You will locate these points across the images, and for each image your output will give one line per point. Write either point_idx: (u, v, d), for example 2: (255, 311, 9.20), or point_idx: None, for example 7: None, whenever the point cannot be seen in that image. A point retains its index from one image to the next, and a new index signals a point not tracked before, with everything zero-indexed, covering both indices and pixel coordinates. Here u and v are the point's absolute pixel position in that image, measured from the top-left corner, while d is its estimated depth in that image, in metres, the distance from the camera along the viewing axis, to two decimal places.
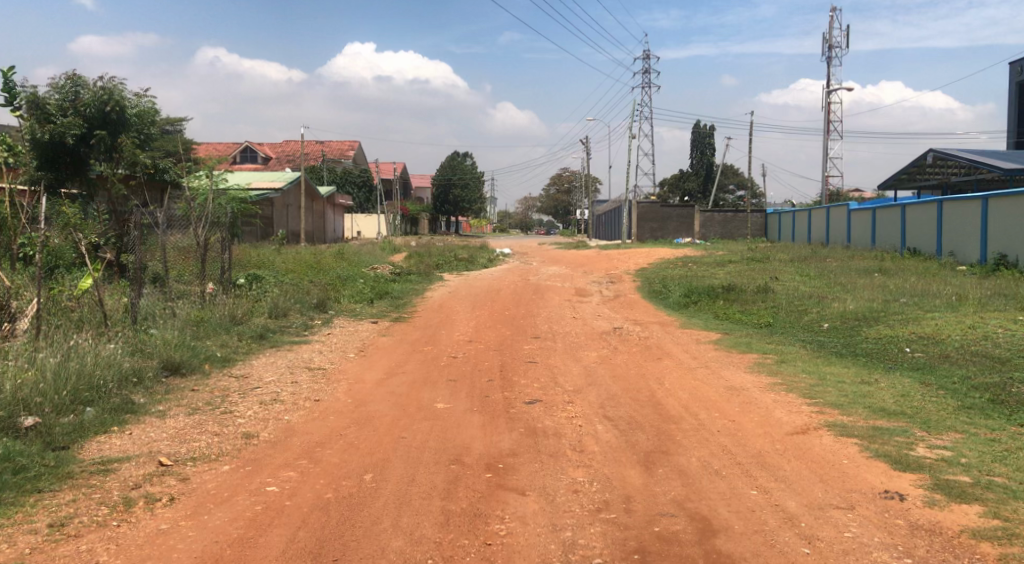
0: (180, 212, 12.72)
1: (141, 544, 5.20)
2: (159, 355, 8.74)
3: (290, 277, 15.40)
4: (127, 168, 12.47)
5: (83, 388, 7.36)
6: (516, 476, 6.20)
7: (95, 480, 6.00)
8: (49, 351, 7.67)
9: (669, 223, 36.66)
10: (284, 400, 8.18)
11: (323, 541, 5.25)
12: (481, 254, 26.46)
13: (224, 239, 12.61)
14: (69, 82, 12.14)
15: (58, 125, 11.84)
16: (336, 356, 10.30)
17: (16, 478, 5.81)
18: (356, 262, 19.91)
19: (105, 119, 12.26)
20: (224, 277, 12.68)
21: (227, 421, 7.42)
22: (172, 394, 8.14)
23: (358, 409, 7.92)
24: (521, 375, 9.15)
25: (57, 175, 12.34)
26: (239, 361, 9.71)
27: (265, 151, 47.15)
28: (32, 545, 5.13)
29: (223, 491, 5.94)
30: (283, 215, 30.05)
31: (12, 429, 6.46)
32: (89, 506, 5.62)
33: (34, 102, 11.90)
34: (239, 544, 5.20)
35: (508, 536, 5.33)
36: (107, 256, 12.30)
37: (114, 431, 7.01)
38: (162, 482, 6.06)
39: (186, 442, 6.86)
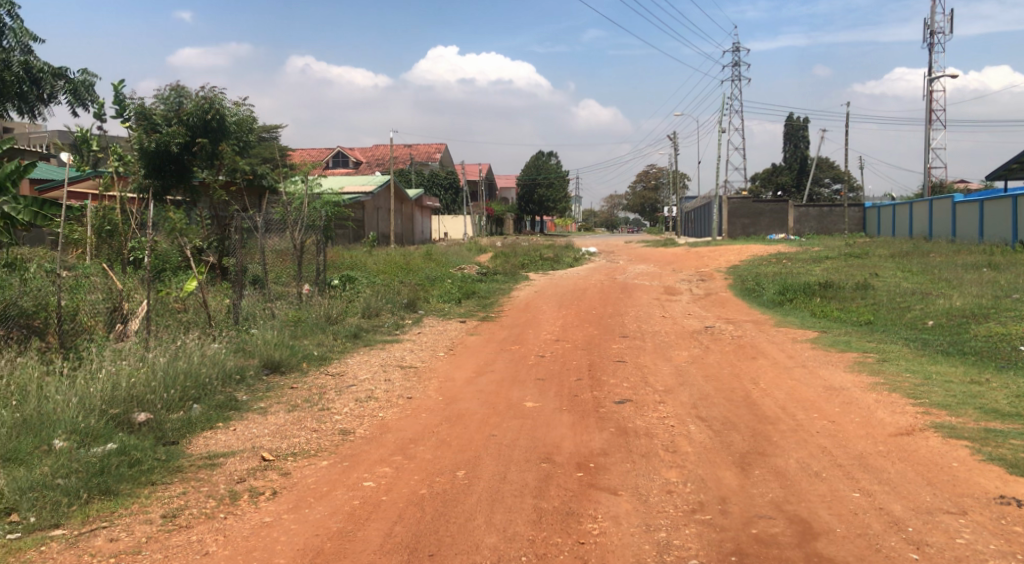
0: (278, 215, 13.16)
1: (248, 535, 5.38)
2: (260, 354, 9.09)
3: (380, 277, 15.75)
4: (228, 175, 13.03)
5: (191, 386, 7.71)
6: (608, 475, 6.18)
7: (203, 474, 6.25)
8: (159, 352, 8.06)
9: (762, 219, 35.80)
10: (378, 397, 8.36)
11: (419, 536, 5.34)
12: (566, 253, 26.29)
13: (319, 242, 12.98)
14: (173, 93, 12.71)
15: (164, 135, 12.40)
16: (426, 355, 10.46)
17: (131, 471, 6.09)
18: (444, 263, 20.23)
19: (207, 128, 12.76)
20: (319, 280, 13.05)
21: (325, 418, 7.63)
22: (272, 391, 8.44)
23: (449, 407, 8.04)
24: (610, 375, 9.09)
25: (164, 182, 12.93)
26: (335, 359, 9.96)
27: (355, 155, 48.33)
28: (148, 535, 5.35)
29: (322, 486, 6.11)
30: (374, 218, 30.75)
31: (127, 424, 6.81)
32: (199, 498, 5.86)
33: (142, 113, 12.52)
34: (339, 538, 5.33)
35: (601, 536, 5.30)
36: (210, 259, 12.82)
37: (220, 427, 7.31)
38: (264, 477, 6.27)
39: (287, 438, 7.09)
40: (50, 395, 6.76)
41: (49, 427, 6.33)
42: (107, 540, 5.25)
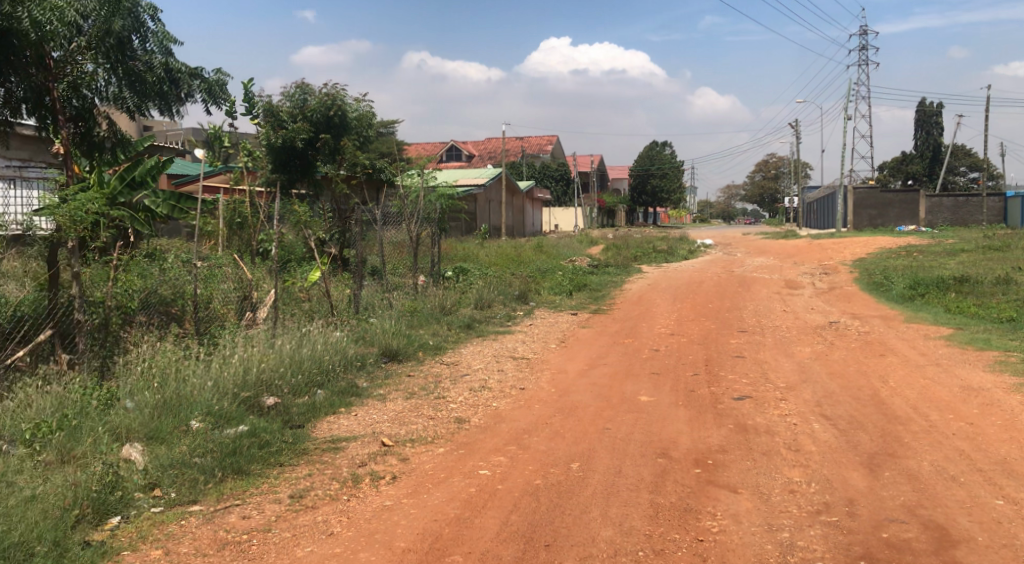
0: (396, 208, 13.47)
1: (370, 517, 5.53)
2: (379, 342, 9.35)
3: (493, 269, 15.91)
4: (349, 169, 13.43)
5: (315, 372, 8.01)
6: (727, 473, 6.04)
7: (326, 457, 6.47)
8: (286, 338, 8.41)
9: (890, 210, 33.99)
10: (492, 387, 8.46)
11: (536, 526, 5.36)
12: (681, 245, 25.85)
13: (434, 234, 13.20)
14: (297, 90, 13.11)
15: (290, 131, 12.89)
16: (538, 346, 10.50)
17: (260, 453, 6.36)
18: (555, 255, 20.26)
19: (330, 124, 13.17)
20: (434, 271, 13.28)
21: (441, 406, 7.77)
22: (391, 379, 8.66)
23: (563, 398, 8.04)
24: (728, 370, 8.88)
25: (289, 176, 13.47)
26: (450, 349, 10.12)
27: (468, 149, 48.99)
28: (278, 513, 5.56)
29: (439, 472, 6.22)
30: (486, 210, 31.07)
31: (257, 407, 7.14)
32: (323, 480, 6.07)
33: (269, 110, 13.07)
34: (457, 524, 5.41)
35: (721, 534, 5.19)
36: (331, 251, 13.26)
37: (342, 412, 7.56)
38: (384, 462, 6.44)
39: (405, 424, 7.26)
40: (188, 377, 7.12)
41: (187, 408, 6.68)
42: (241, 517, 5.47)
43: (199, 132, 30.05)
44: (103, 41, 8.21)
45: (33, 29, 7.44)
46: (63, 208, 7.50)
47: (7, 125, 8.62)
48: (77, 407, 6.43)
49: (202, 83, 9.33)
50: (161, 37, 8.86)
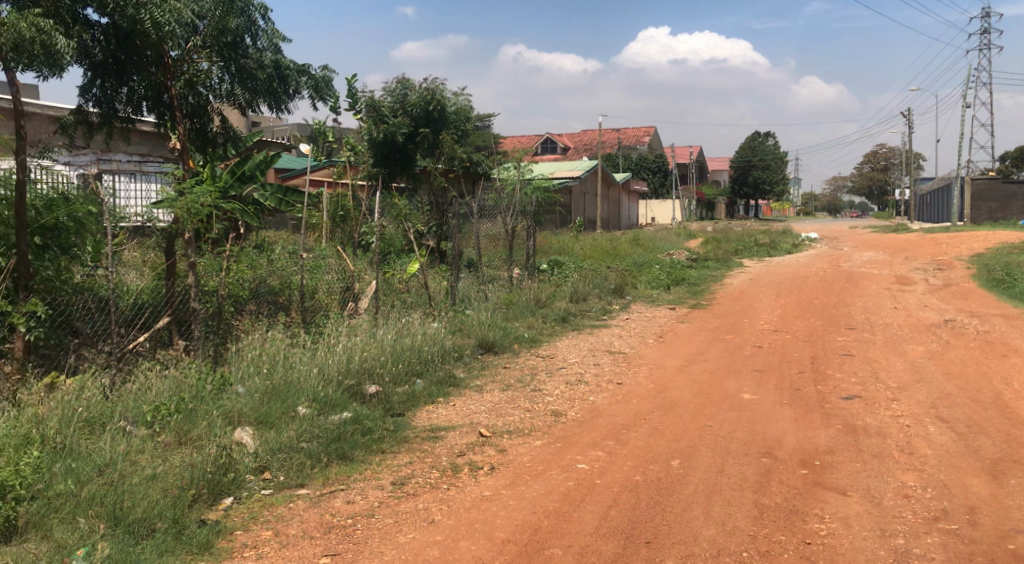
0: (493, 201, 13.53)
1: (470, 507, 5.58)
2: (475, 333, 9.44)
3: (588, 262, 15.82)
4: (447, 163, 13.54)
5: (414, 361, 8.15)
6: (836, 474, 5.84)
7: (427, 445, 6.57)
8: (386, 328, 8.58)
9: (1014, 202, 32.56)
10: (588, 381, 8.41)
11: (636, 522, 5.30)
12: (784, 239, 25.11)
13: (530, 227, 13.21)
14: (398, 86, 13.29)
15: (390, 125, 13.16)
16: (635, 341, 10.38)
17: (364, 439, 6.52)
18: (652, 248, 20.00)
19: (429, 118, 13.36)
20: (530, 264, 13.29)
21: (537, 399, 7.78)
22: (487, 370, 8.74)
23: (661, 394, 7.93)
24: (835, 369, 8.58)
25: (389, 170, 13.75)
26: (545, 342, 10.13)
27: (564, 141, 48.92)
28: (380, 500, 5.67)
29: (537, 464, 6.23)
30: (581, 203, 30.94)
31: (360, 395, 7.32)
32: (424, 468, 6.17)
33: (372, 106, 13.41)
34: (556, 517, 5.40)
35: (830, 537, 5.02)
36: (429, 243, 13.44)
37: (441, 402, 7.66)
38: (483, 452, 6.49)
39: (502, 416, 7.29)
40: (295, 364, 7.36)
41: (294, 394, 6.90)
42: (345, 502, 5.61)
43: (303, 127, 31.00)
44: (218, 39, 8.49)
45: (154, 30, 7.71)
46: (180, 200, 7.82)
47: (128, 121, 9.01)
48: (193, 391, 6.72)
49: (309, 80, 9.58)
50: (271, 34, 9.14)
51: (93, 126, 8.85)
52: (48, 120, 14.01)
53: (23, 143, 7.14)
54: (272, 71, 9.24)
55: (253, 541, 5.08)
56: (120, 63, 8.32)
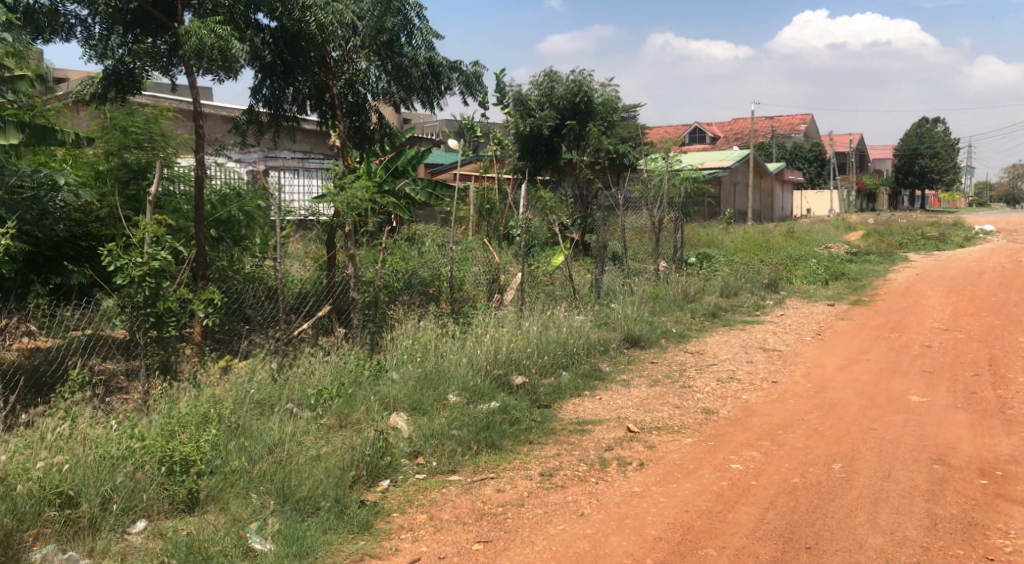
0: (639, 193, 13.36)
1: (620, 502, 5.54)
2: (621, 327, 9.37)
3: (739, 256, 15.36)
4: (593, 155, 13.56)
5: (561, 353, 8.18)
6: (1020, 487, 5.41)
7: (574, 438, 6.58)
8: (533, 320, 8.65)
9: None
10: (740, 378, 8.17)
11: (795, 526, 5.10)
12: (955, 232, 23.46)
13: (678, 219, 12.95)
14: (545, 79, 13.44)
15: (537, 119, 13.28)
16: (790, 338, 9.99)
17: (512, 429, 6.60)
18: (808, 241, 19.18)
19: (576, 110, 13.35)
20: (677, 257, 13.04)
21: (687, 395, 7.63)
22: (634, 364, 8.65)
23: (819, 394, 7.59)
24: (1016, 372, 7.94)
25: (535, 163, 13.89)
26: (694, 337, 9.92)
27: (713, 131, 47.70)
28: (530, 490, 5.72)
29: (688, 462, 6.11)
30: (731, 194, 30.08)
31: (507, 386, 7.42)
32: (572, 461, 6.17)
33: (519, 99, 13.58)
34: (710, 517, 5.27)
35: (1014, 555, 4.66)
36: (574, 236, 13.46)
37: (587, 395, 7.65)
38: (631, 447, 6.43)
39: (650, 411, 7.20)
40: (445, 354, 7.54)
41: (444, 382, 7.09)
42: (496, 490, 5.70)
43: (453, 122, 31.75)
44: (376, 38, 8.80)
45: (318, 32, 8.08)
46: (342, 195, 8.16)
47: (293, 120, 9.49)
48: (351, 376, 7.01)
49: (460, 75, 9.84)
50: (425, 32, 9.35)
51: (263, 126, 9.43)
52: (220, 120, 14.98)
53: (201, 141, 7.61)
54: (427, 68, 9.48)
55: (409, 524, 5.24)
56: (287, 65, 8.78)
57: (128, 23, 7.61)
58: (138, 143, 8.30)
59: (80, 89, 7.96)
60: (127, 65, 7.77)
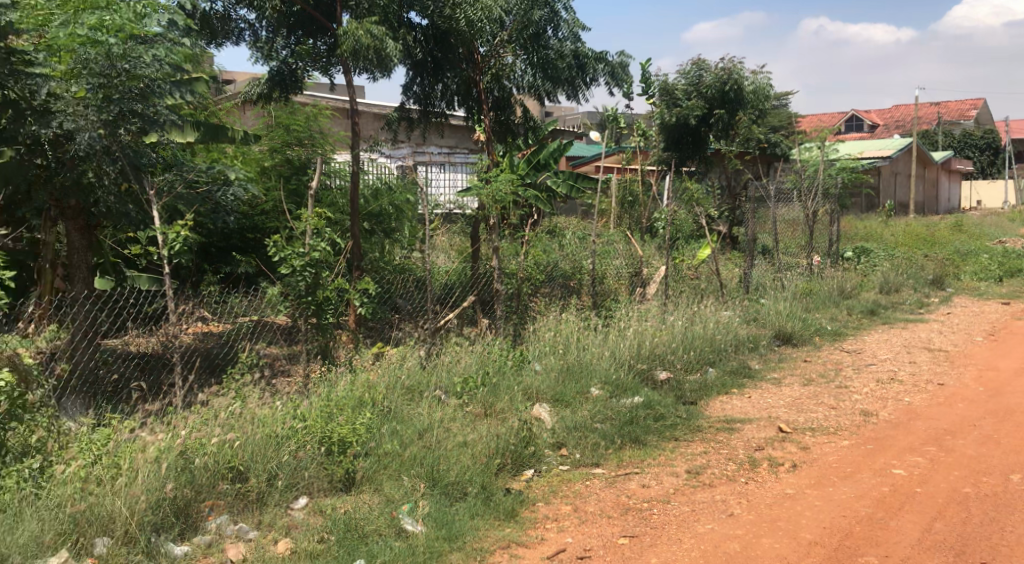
0: (792, 184, 12.85)
1: (771, 504, 5.37)
2: (772, 323, 9.07)
3: (900, 250, 14.53)
4: (742, 145, 13.18)
5: (707, 349, 8.02)
6: None
7: (722, 436, 6.44)
8: (679, 314, 8.51)
9: None
10: (902, 380, 7.74)
11: (967, 539, 4.78)
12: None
13: (834, 211, 12.38)
14: (693, 68, 13.19)
15: (684, 109, 13.03)
16: (958, 338, 9.37)
17: (657, 425, 6.54)
18: (979, 235, 17.88)
19: (725, 99, 13.01)
20: (832, 251, 12.48)
21: (843, 396, 7.30)
22: (785, 362, 8.36)
23: (993, 399, 7.08)
24: None
25: (681, 154, 13.67)
26: (851, 335, 9.47)
27: (871, 119, 45.28)
28: (676, 487, 5.64)
29: (845, 466, 5.85)
30: (892, 184, 28.46)
31: (651, 381, 7.34)
32: (720, 459, 6.04)
33: (665, 89, 13.37)
34: (870, 524, 5.03)
35: None
36: (720, 229, 13.13)
37: (735, 393, 7.46)
38: (783, 448, 6.22)
39: (803, 412, 6.93)
40: (588, 347, 7.53)
41: (587, 375, 7.09)
42: (641, 485, 5.65)
43: (595, 115, 31.63)
44: (523, 32, 8.89)
45: (467, 28, 8.21)
46: (487, 188, 8.28)
47: (442, 116, 9.74)
48: (495, 366, 7.14)
49: (605, 66, 9.74)
50: (572, 24, 9.37)
51: (413, 122, 9.71)
52: (373, 117, 15.56)
53: (356, 138, 7.89)
54: (572, 60, 9.50)
55: (554, 515, 5.28)
56: (437, 61, 9.03)
57: (292, 25, 7.99)
58: (300, 140, 8.85)
59: (248, 89, 8.47)
60: (290, 66, 8.18)
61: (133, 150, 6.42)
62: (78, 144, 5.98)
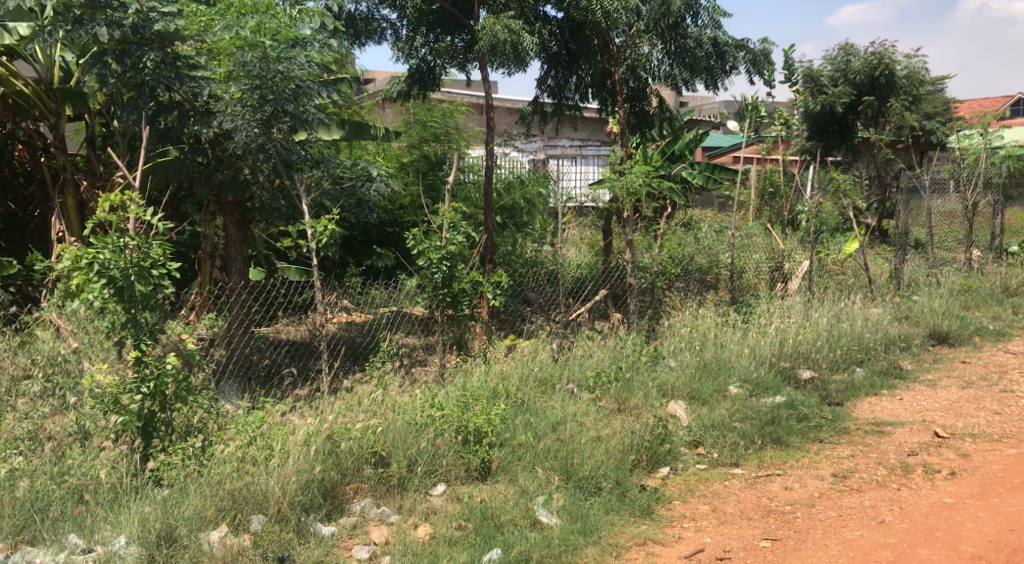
0: (949, 174, 12.08)
1: (928, 513, 5.07)
2: (926, 322, 8.57)
3: None
4: (893, 133, 12.50)
5: (855, 348, 7.66)
6: None
7: (871, 439, 6.14)
8: (824, 311, 8.16)
9: None
10: None
11: None
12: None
13: (997, 202, 11.55)
14: (841, 52, 12.61)
15: (829, 96, 12.47)
16: None
17: (800, 425, 6.30)
18: None
19: (875, 85, 12.40)
20: (994, 245, 11.66)
21: (1007, 401, 6.81)
22: (941, 364, 7.88)
23: None
24: None
25: (826, 143, 13.08)
26: (1016, 336, 8.82)
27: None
28: (821, 490, 5.41)
29: (1012, 476, 5.45)
30: None
31: (793, 380, 7.08)
32: (869, 463, 5.75)
33: (809, 76, 12.83)
34: None
35: None
36: (868, 221, 12.52)
37: (885, 395, 7.09)
38: (939, 454, 5.87)
39: (962, 417, 6.51)
40: (726, 343, 7.35)
41: (725, 372, 6.91)
42: (783, 487, 5.46)
43: (734, 105, 30.77)
44: (659, 22, 8.71)
45: (603, 19, 8.10)
46: (621, 180, 8.18)
47: (575, 109, 9.68)
48: (630, 361, 7.08)
49: (747, 54, 9.38)
50: (713, 11, 9.07)
51: (547, 115, 9.72)
52: (507, 112, 15.71)
53: (491, 132, 7.93)
54: (710, 48, 9.19)
55: (691, 514, 5.19)
56: (572, 54, 9.00)
57: (431, 23, 8.16)
58: (436, 136, 8.90)
59: (388, 87, 8.70)
60: (428, 64, 8.37)
61: (284, 148, 6.72)
62: (235, 142, 6.39)
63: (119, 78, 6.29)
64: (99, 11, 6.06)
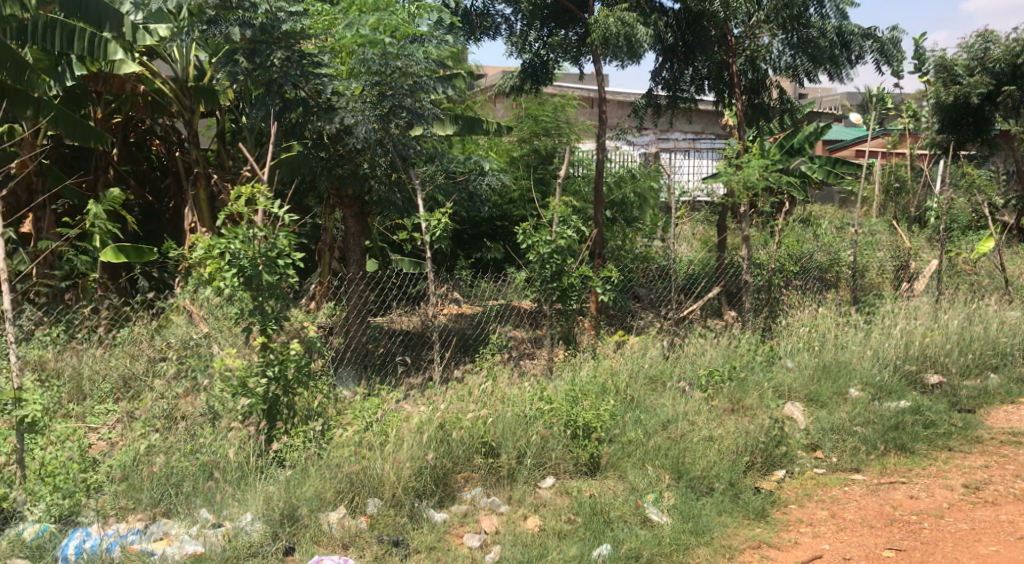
0: None
1: None
2: None
3: None
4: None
5: (989, 353, 7.26)
6: None
7: (1006, 450, 5.82)
8: (955, 313, 7.76)
9: None
10: None
11: None
12: None
13: None
14: (979, 40, 11.95)
15: (964, 86, 11.79)
16: None
17: (927, 432, 6.01)
18: None
19: (1016, 73, 11.59)
20: None
21: None
22: None
23: None
24: None
25: (960, 136, 12.37)
26: None
27: None
28: (951, 501, 5.17)
29: None
30: None
31: (920, 385, 6.77)
32: (1005, 476, 5.45)
33: (943, 65, 12.19)
34: None
35: None
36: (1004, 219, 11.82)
37: (1022, 403, 6.70)
38: None
39: None
40: (847, 345, 7.10)
41: (846, 375, 6.66)
42: (909, 496, 5.23)
43: (856, 96, 29.62)
44: (780, 12, 8.31)
45: (722, 9, 7.93)
46: (738, 174, 7.98)
47: (691, 101, 9.48)
48: (745, 360, 6.91)
49: (875, 43, 8.95)
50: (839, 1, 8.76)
51: (661, 108, 9.54)
52: (618, 104, 15.56)
53: (603, 125, 7.87)
54: (835, 37, 8.88)
55: (809, 519, 5.02)
56: (689, 45, 8.85)
57: (545, 17, 8.16)
58: (547, 130, 8.89)
59: (502, 82, 8.81)
60: (542, 58, 8.36)
61: (401, 142, 6.86)
62: (356, 136, 6.57)
63: (248, 75, 6.55)
64: (231, 12, 6.31)
